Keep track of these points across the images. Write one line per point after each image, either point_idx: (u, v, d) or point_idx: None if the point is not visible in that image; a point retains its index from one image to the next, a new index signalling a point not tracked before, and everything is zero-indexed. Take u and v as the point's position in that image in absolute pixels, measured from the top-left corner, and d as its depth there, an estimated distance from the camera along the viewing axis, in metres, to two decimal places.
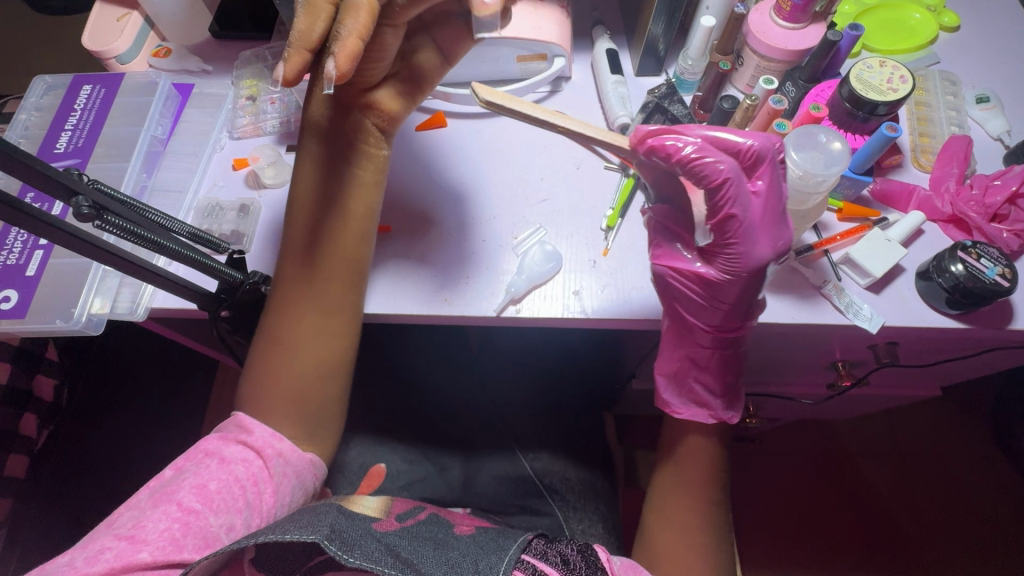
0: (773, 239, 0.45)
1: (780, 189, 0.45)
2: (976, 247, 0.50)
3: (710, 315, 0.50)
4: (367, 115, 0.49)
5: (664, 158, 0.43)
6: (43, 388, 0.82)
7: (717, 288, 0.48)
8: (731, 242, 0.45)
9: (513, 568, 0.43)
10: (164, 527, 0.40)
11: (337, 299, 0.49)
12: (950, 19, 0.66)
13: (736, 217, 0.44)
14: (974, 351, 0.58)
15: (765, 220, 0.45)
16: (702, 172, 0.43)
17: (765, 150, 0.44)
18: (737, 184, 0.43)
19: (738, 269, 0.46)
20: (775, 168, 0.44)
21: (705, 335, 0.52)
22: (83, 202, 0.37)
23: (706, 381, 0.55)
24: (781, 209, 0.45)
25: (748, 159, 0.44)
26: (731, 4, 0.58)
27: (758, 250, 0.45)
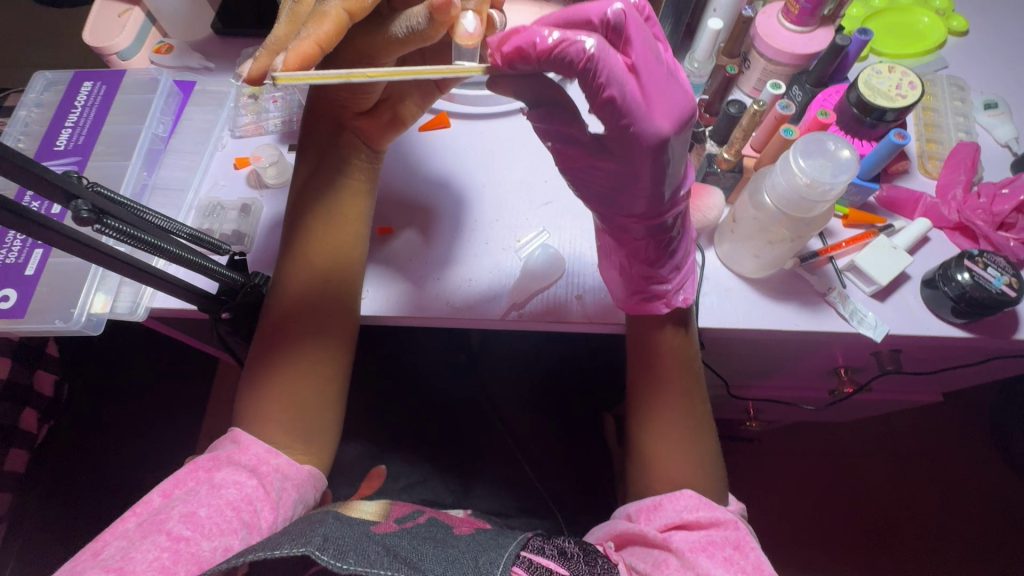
0: (669, 106, 0.38)
1: (655, 53, 0.37)
2: (983, 255, 0.49)
3: (630, 201, 0.44)
4: (356, 136, 0.53)
5: (527, 61, 0.36)
6: (43, 381, 0.81)
7: (627, 174, 0.42)
8: (625, 128, 0.37)
9: (511, 566, 0.41)
10: (153, 556, 0.38)
11: (334, 298, 0.50)
12: (959, 23, 0.66)
13: (616, 97, 0.36)
14: (977, 360, 0.58)
15: (649, 87, 0.37)
16: (566, 59, 0.35)
17: (627, 13, 0.36)
18: (609, 59, 0.35)
19: (635, 150, 0.39)
20: (641, 30, 0.37)
21: (637, 226, 0.47)
22: (83, 206, 0.36)
23: (650, 273, 0.49)
24: (666, 69, 0.38)
25: (607, 29, 0.37)
26: (740, 7, 0.57)
27: (655, 125, 0.37)
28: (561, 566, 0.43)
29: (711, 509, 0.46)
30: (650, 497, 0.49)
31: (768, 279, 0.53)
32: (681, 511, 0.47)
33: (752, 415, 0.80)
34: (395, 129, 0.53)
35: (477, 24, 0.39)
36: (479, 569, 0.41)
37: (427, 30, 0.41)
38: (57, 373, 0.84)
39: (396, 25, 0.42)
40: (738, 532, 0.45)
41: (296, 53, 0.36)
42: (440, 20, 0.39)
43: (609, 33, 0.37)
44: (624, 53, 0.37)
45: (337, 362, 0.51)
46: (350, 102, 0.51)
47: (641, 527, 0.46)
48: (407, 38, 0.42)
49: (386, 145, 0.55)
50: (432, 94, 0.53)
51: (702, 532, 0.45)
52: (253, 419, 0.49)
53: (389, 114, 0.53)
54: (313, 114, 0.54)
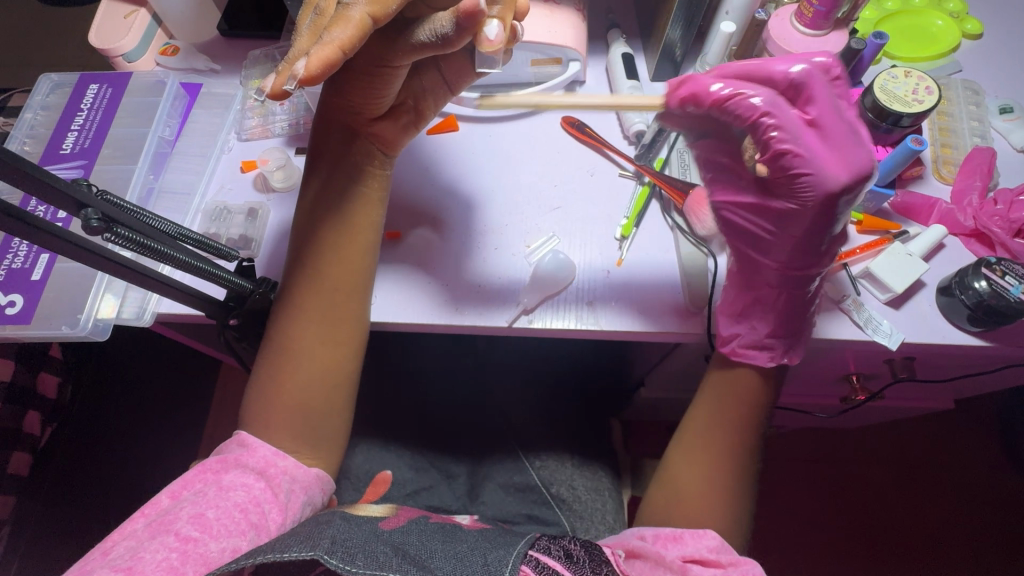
0: (846, 161, 0.43)
1: (837, 110, 0.44)
2: (1001, 263, 0.48)
3: (779, 251, 0.49)
4: (370, 142, 0.51)
5: (698, 106, 0.46)
6: (47, 386, 0.80)
7: (789, 213, 0.47)
8: (788, 176, 0.45)
9: (519, 565, 0.41)
10: (162, 557, 0.38)
11: (342, 306, 0.49)
12: (973, 26, 0.65)
13: (792, 150, 0.44)
14: (992, 368, 0.57)
15: (834, 141, 0.44)
16: (739, 109, 0.45)
17: (811, 75, 0.44)
18: (780, 115, 0.44)
19: (807, 198, 0.45)
20: (823, 91, 0.44)
21: (774, 273, 0.50)
22: (92, 214, 0.36)
23: (770, 326, 0.52)
24: (849, 127, 0.44)
25: (787, 87, 0.45)
26: (753, 10, 0.56)
27: (830, 176, 0.43)
28: (567, 568, 0.42)
29: (731, 554, 0.46)
30: (670, 527, 0.49)
31: None
32: (701, 548, 0.46)
33: None
34: (408, 132, 0.52)
35: (500, 31, 0.40)
36: (488, 565, 0.41)
37: (451, 36, 0.40)
38: (61, 375, 0.83)
39: (421, 31, 0.41)
40: (756, 570, 0.44)
41: (319, 59, 0.36)
42: (466, 27, 0.39)
43: (790, 89, 0.45)
44: (799, 108, 0.45)
45: (347, 370, 0.50)
46: (361, 108, 0.49)
47: (659, 552, 0.46)
48: (430, 43, 0.41)
49: (400, 149, 0.54)
50: (443, 95, 0.51)
51: (720, 570, 0.44)
52: (258, 423, 0.49)
53: (408, 117, 0.51)
54: (322, 119, 0.52)
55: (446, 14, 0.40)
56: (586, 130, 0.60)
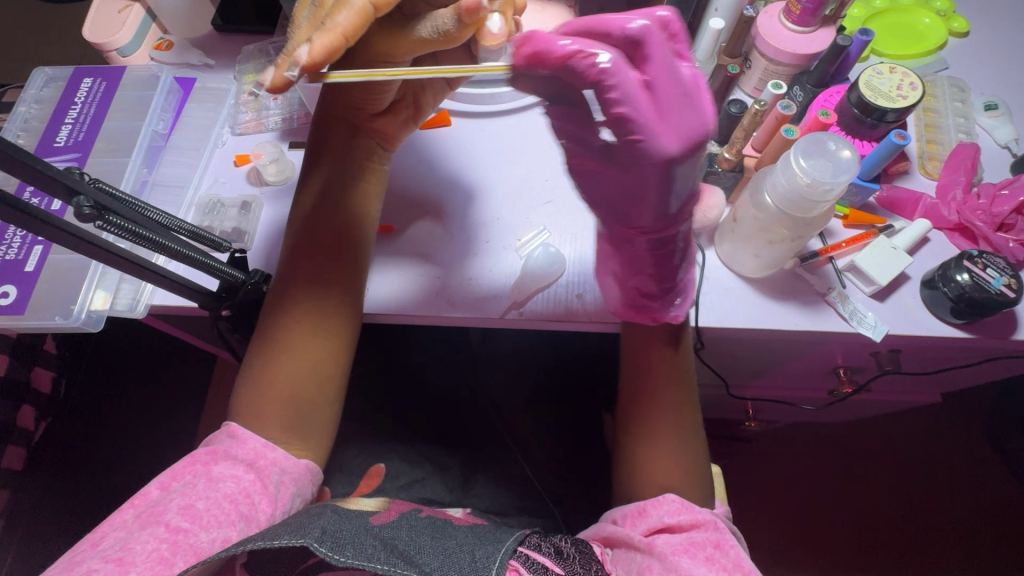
0: (679, 127, 0.36)
1: (678, 73, 0.36)
2: (983, 257, 0.49)
3: (638, 214, 0.43)
4: (368, 137, 0.53)
5: (544, 67, 0.37)
6: (41, 380, 0.82)
7: (631, 187, 0.40)
8: (631, 144, 0.37)
9: (507, 563, 0.42)
10: (152, 548, 0.39)
11: (338, 300, 0.50)
12: (960, 24, 0.66)
13: (627, 115, 0.36)
14: (976, 360, 0.58)
15: (663, 106, 0.36)
16: (580, 69, 0.36)
17: (648, 31, 0.35)
18: (616, 74, 0.36)
19: (640, 164, 0.37)
20: (660, 50, 0.36)
21: (640, 239, 0.45)
22: (84, 202, 0.36)
23: (647, 285, 0.49)
24: (683, 90, 0.36)
25: (625, 43, 0.36)
26: (742, 6, 0.57)
27: (661, 146, 0.36)
28: (556, 565, 0.43)
29: (692, 512, 0.47)
30: (634, 503, 0.49)
31: (768, 279, 0.53)
32: (664, 515, 0.47)
33: (751, 415, 0.80)
34: (408, 126, 0.54)
35: (502, 24, 0.41)
36: (476, 563, 0.42)
37: (454, 32, 0.41)
38: (55, 371, 0.85)
39: (422, 26, 0.42)
40: (718, 532, 0.45)
41: (321, 46, 0.36)
42: (468, 23, 0.39)
43: (630, 49, 0.36)
44: (640, 69, 0.36)
45: (336, 363, 0.51)
46: (364, 104, 0.50)
47: (629, 534, 0.46)
48: (434, 38, 0.42)
49: (399, 143, 0.55)
50: (440, 88, 0.53)
51: (683, 534, 0.45)
52: (248, 413, 0.49)
53: (407, 112, 0.53)
54: (324, 112, 0.52)
55: (448, 11, 0.41)
56: None
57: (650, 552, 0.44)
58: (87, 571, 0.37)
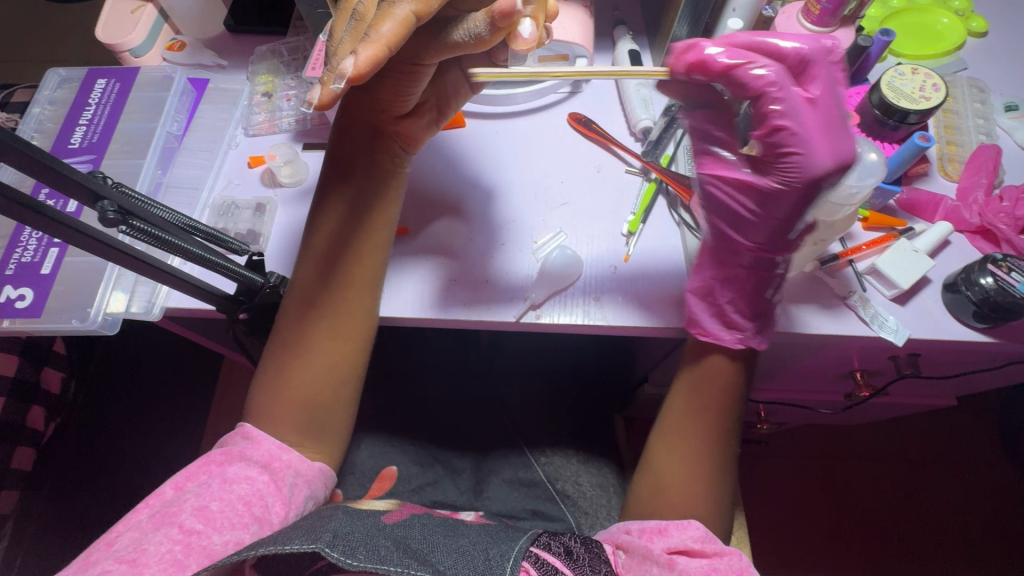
0: (834, 146, 0.43)
1: (831, 95, 0.43)
2: (1007, 260, 0.48)
3: (757, 230, 0.49)
4: (390, 139, 0.51)
5: (707, 72, 0.44)
6: (51, 380, 0.80)
7: (769, 197, 0.46)
8: (781, 155, 0.44)
9: (520, 564, 0.42)
10: (165, 549, 0.39)
11: (356, 305, 0.49)
12: (979, 24, 0.65)
13: (788, 126, 0.43)
14: (996, 364, 0.58)
15: (824, 125, 0.43)
16: (742, 80, 0.43)
17: (813, 54, 0.43)
18: (783, 89, 0.43)
19: (795, 179, 0.44)
20: (826, 71, 0.43)
21: (747, 253, 0.50)
22: (109, 207, 0.36)
23: (741, 307, 0.51)
24: (839, 116, 0.43)
25: (796, 63, 0.44)
26: (760, 7, 0.56)
27: (813, 158, 0.43)
28: (566, 566, 0.43)
29: (716, 543, 0.46)
30: (656, 520, 0.49)
31: (788, 282, 0.53)
32: (686, 538, 0.47)
33: (764, 418, 0.80)
34: (431, 130, 0.52)
35: (533, 30, 0.42)
36: (490, 561, 0.42)
37: (486, 36, 0.41)
38: (65, 371, 0.83)
39: (455, 31, 0.41)
40: (741, 561, 0.45)
41: (368, 57, 0.36)
42: (501, 27, 0.39)
43: (798, 66, 0.44)
44: (805, 87, 0.44)
45: (356, 366, 0.51)
46: (390, 107, 0.49)
47: (647, 546, 0.46)
48: (465, 44, 0.41)
49: (421, 145, 0.54)
50: (464, 94, 0.52)
51: (706, 560, 0.45)
52: (264, 415, 0.49)
53: (431, 115, 0.51)
54: (345, 112, 0.51)
55: (480, 14, 0.40)
56: (593, 127, 0.60)
57: (671, 568, 0.44)
58: (101, 572, 0.37)
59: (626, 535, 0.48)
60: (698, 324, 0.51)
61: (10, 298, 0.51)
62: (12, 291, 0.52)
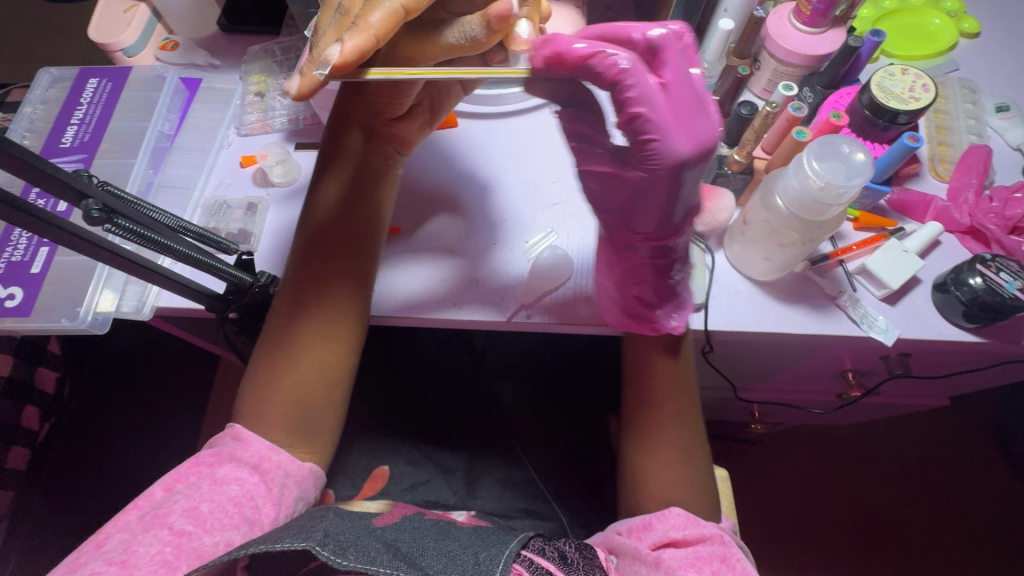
0: (693, 132, 0.38)
1: (689, 79, 0.38)
2: (995, 261, 0.49)
3: (637, 219, 0.45)
4: (384, 139, 0.52)
5: (563, 68, 0.39)
6: (45, 380, 0.81)
7: (640, 191, 0.42)
8: (644, 144, 0.39)
9: (512, 565, 0.42)
10: (155, 551, 0.38)
11: (348, 305, 0.49)
12: (971, 25, 0.65)
13: (645, 114, 0.38)
14: (987, 364, 0.58)
15: (674, 111, 0.38)
16: (599, 68, 0.38)
17: (665, 40, 0.38)
18: (637, 79, 0.38)
19: (654, 167, 0.39)
20: (678, 57, 0.38)
21: (643, 245, 0.47)
22: (93, 205, 0.36)
23: (646, 294, 0.49)
24: (695, 96, 0.38)
25: (645, 50, 0.39)
26: (751, 7, 0.57)
27: (673, 146, 0.38)
28: (560, 569, 0.43)
29: (699, 526, 0.47)
30: (641, 517, 0.49)
31: (778, 282, 0.53)
32: (669, 529, 0.47)
33: (757, 418, 0.80)
34: (423, 131, 0.54)
35: (529, 31, 0.43)
36: (479, 565, 0.42)
37: (481, 38, 0.41)
38: (59, 370, 0.84)
39: (449, 32, 0.42)
40: (725, 547, 0.45)
41: (353, 46, 0.35)
42: (497, 29, 0.40)
43: (650, 53, 0.39)
44: (661, 73, 0.39)
45: (345, 368, 0.51)
46: (385, 107, 0.50)
47: (636, 545, 0.46)
48: (459, 45, 0.42)
49: (414, 147, 0.55)
50: (456, 97, 0.53)
51: (690, 549, 0.45)
52: (255, 414, 0.49)
53: (424, 116, 0.53)
54: (336, 114, 0.52)
55: (476, 16, 0.41)
56: None
57: (658, 566, 0.44)
58: (90, 574, 0.36)
59: (617, 535, 0.48)
60: (649, 320, 0.50)
61: (0, 298, 0.51)
62: (2, 291, 0.52)
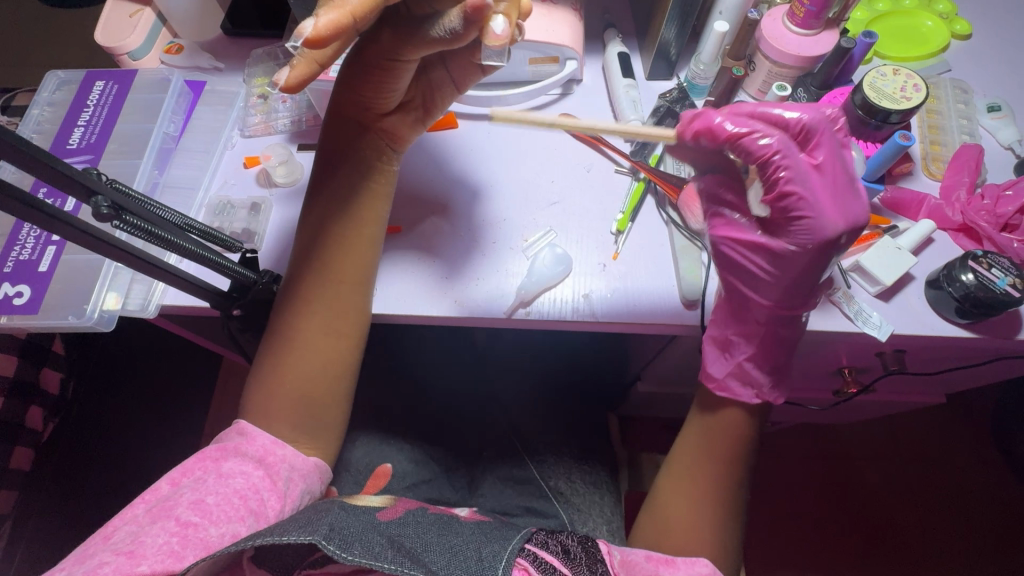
0: (844, 210, 0.44)
1: (840, 161, 0.45)
2: (987, 257, 0.50)
3: (770, 289, 0.49)
4: (378, 136, 0.53)
5: (713, 138, 0.46)
6: (50, 380, 0.81)
7: (787, 261, 0.47)
8: (797, 220, 0.45)
9: (515, 557, 0.43)
10: (162, 541, 0.39)
11: (346, 301, 0.50)
12: (962, 27, 0.66)
13: (799, 193, 0.44)
14: (981, 360, 0.58)
15: (834, 194, 0.44)
16: (749, 148, 0.44)
17: (813, 124, 0.44)
18: (790, 157, 0.44)
19: (807, 243, 0.45)
20: (830, 139, 0.45)
21: (762, 312, 0.50)
22: (102, 202, 0.37)
23: (756, 365, 0.53)
24: (850, 182, 0.44)
25: (800, 132, 0.45)
26: (746, 9, 0.58)
27: (828, 225, 0.44)
28: (563, 564, 0.44)
29: None
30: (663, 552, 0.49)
31: None
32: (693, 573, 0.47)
33: None
34: (416, 128, 0.54)
35: (506, 26, 0.41)
36: (482, 561, 0.43)
37: (460, 31, 0.40)
38: (64, 372, 0.84)
39: (432, 28, 0.41)
40: None
41: (327, 21, 0.34)
42: (474, 21, 0.39)
43: (802, 134, 0.45)
44: (813, 153, 0.45)
45: (347, 363, 0.51)
46: (373, 103, 0.50)
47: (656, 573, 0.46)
48: (442, 39, 0.41)
49: (408, 144, 0.55)
50: (449, 93, 0.53)
51: None
52: (257, 412, 0.50)
53: (416, 113, 0.53)
54: (330, 120, 0.53)
55: (454, 10, 0.40)
56: (583, 128, 0.61)
57: None
58: (99, 564, 0.37)
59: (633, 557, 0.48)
60: (714, 377, 0.53)
61: (8, 295, 0.52)
62: (10, 289, 0.52)
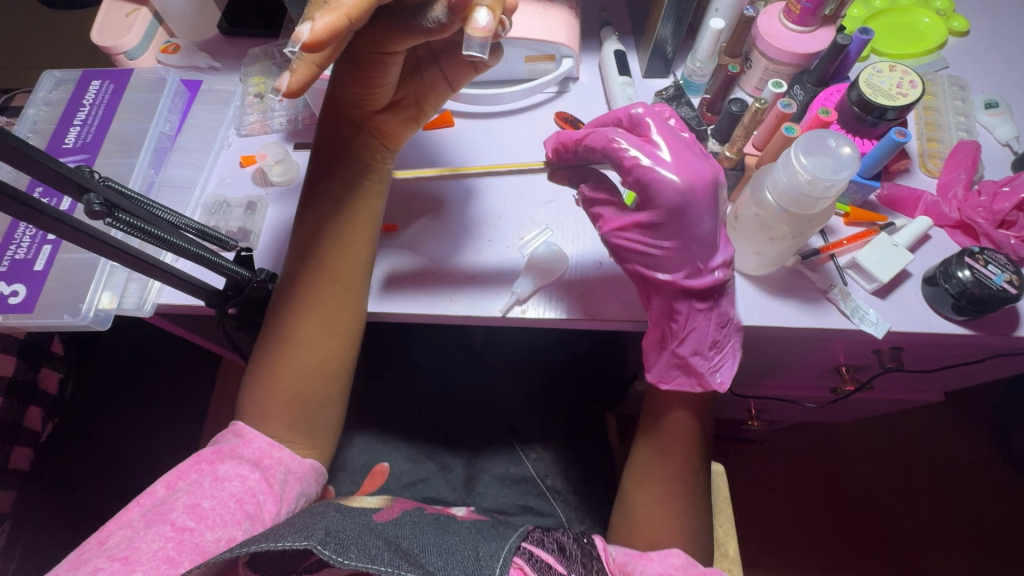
0: (686, 168, 0.47)
1: (675, 134, 0.48)
2: (984, 253, 0.49)
3: (666, 261, 0.49)
4: (372, 134, 0.53)
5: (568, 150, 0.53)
6: (47, 380, 0.81)
7: (659, 228, 0.49)
8: (644, 188, 0.47)
9: (512, 557, 0.43)
10: (158, 546, 0.39)
11: (341, 300, 0.50)
12: (960, 23, 0.66)
13: (637, 163, 0.47)
14: (979, 358, 0.58)
15: (672, 157, 0.47)
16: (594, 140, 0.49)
17: (641, 110, 0.49)
18: (623, 140, 0.48)
19: (660, 202, 0.47)
20: (656, 119, 0.49)
21: (671, 290, 0.50)
22: (95, 199, 0.37)
23: (688, 350, 0.51)
24: (686, 147, 0.48)
25: (632, 123, 0.50)
26: (741, 7, 0.59)
27: (672, 180, 0.46)
28: (559, 561, 0.44)
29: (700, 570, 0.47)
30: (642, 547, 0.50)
31: (769, 276, 0.53)
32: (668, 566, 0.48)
33: (754, 414, 0.80)
34: (410, 127, 0.54)
35: (490, 18, 0.40)
36: (480, 561, 0.43)
37: (445, 22, 0.41)
38: (62, 371, 0.84)
39: (418, 17, 0.41)
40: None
41: (324, 25, 0.34)
42: (458, 10, 0.39)
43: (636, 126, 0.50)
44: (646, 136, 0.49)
45: (343, 361, 0.51)
46: (363, 99, 0.50)
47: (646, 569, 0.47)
48: (427, 28, 0.42)
49: (401, 143, 0.55)
50: (443, 92, 0.54)
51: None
52: (253, 412, 0.50)
53: (409, 112, 0.53)
54: (323, 117, 0.53)
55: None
56: (579, 125, 0.61)
57: None
58: (93, 569, 0.37)
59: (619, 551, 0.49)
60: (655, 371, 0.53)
61: (4, 295, 0.52)
62: (6, 288, 0.52)
